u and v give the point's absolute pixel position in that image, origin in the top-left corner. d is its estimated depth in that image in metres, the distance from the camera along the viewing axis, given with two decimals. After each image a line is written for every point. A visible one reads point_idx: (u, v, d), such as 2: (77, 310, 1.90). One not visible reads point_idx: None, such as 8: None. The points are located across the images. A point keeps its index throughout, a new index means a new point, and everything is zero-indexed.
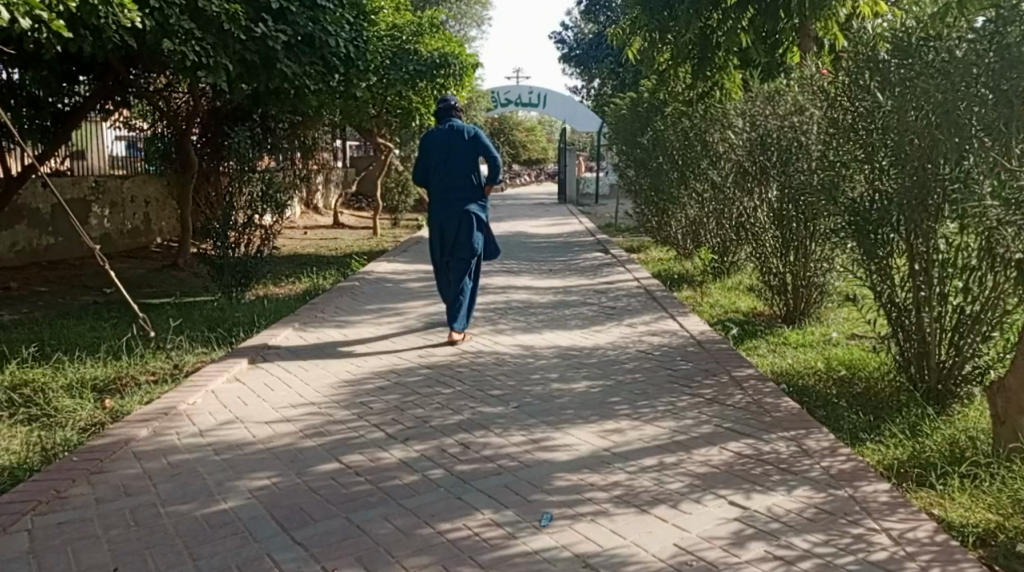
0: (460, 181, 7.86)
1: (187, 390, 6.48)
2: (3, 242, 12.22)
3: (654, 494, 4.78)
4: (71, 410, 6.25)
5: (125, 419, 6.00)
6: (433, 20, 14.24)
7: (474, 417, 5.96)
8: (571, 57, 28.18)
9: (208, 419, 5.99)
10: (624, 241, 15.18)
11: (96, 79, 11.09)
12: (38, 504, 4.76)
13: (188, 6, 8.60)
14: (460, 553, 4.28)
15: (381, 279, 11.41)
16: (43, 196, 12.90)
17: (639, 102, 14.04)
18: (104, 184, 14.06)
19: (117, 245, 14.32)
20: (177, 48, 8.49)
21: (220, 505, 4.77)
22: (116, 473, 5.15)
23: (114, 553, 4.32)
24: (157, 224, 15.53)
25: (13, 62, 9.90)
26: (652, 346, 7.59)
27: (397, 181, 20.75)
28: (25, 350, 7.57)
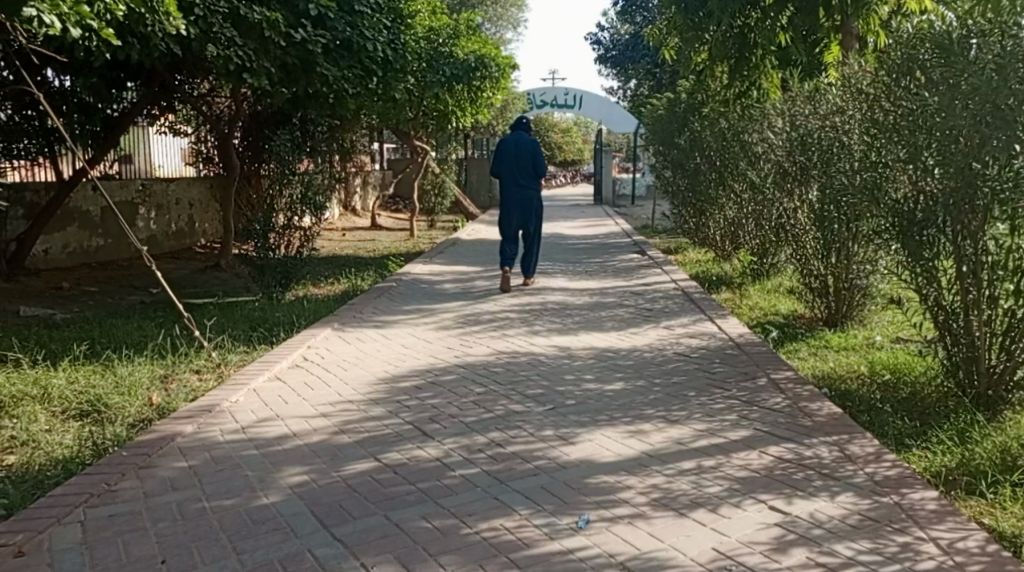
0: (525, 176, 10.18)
1: (231, 387, 6.53)
2: (56, 243, 12.41)
3: (692, 498, 4.73)
4: (119, 406, 6.32)
5: (173, 415, 6.06)
6: (468, 23, 14.20)
7: (510, 417, 5.94)
8: (606, 58, 28.30)
9: (249, 415, 6.03)
10: (661, 243, 15.10)
11: (143, 85, 11.27)
12: (91, 497, 4.82)
13: (229, 11, 8.62)
14: (497, 553, 4.26)
15: (416, 280, 11.42)
16: (93, 199, 13.06)
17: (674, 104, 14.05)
18: (151, 187, 14.23)
19: (163, 246, 14.49)
20: (221, 54, 8.64)
21: (262, 501, 4.79)
22: (163, 468, 5.19)
23: (162, 545, 4.37)
24: (201, 226, 15.69)
25: (66, 69, 10.27)
26: (691, 348, 7.54)
27: (432, 184, 20.73)
28: (76, 348, 7.67)
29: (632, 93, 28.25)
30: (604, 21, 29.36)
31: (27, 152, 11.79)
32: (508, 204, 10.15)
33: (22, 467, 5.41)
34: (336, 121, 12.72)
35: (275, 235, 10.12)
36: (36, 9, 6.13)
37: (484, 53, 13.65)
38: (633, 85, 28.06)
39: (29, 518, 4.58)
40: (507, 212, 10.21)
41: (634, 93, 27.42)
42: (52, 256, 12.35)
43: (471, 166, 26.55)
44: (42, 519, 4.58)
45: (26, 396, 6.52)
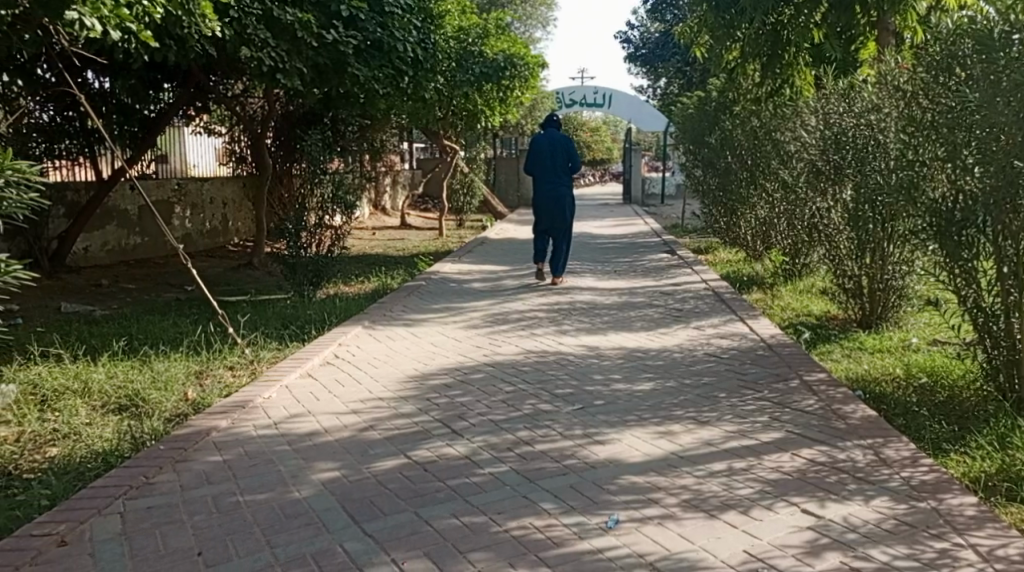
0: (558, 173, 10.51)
1: (264, 384, 6.56)
2: (95, 241, 12.53)
3: (723, 500, 4.69)
4: (157, 400, 6.35)
5: (208, 410, 6.10)
6: (497, 22, 14.18)
7: (539, 416, 5.91)
8: (636, 57, 28.25)
9: (281, 411, 6.05)
10: (691, 242, 15.01)
11: (179, 86, 11.41)
12: (130, 489, 4.86)
13: (263, 13, 8.68)
14: (527, 551, 4.25)
15: (445, 279, 11.42)
16: (131, 198, 13.18)
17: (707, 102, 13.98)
18: (187, 187, 14.34)
19: (197, 245, 14.61)
20: (254, 56, 8.67)
21: (294, 495, 4.81)
22: (199, 461, 5.23)
23: (198, 537, 4.39)
24: (234, 225, 15.80)
25: (106, 70, 10.42)
26: (722, 348, 7.48)
27: (461, 183, 20.73)
28: (114, 344, 7.73)
29: (663, 91, 28.12)
30: (634, 19, 29.28)
31: (69, 153, 12.11)
32: (544, 200, 10.43)
33: (62, 460, 5.48)
34: (367, 121, 12.74)
35: (306, 234, 10.15)
36: (78, 12, 6.39)
37: (513, 52, 13.66)
38: (663, 83, 27.97)
39: (70, 509, 4.64)
40: (541, 208, 10.52)
41: (664, 92, 27.30)
42: (91, 254, 12.48)
43: (500, 165, 26.55)
44: (84, 510, 4.63)
45: (67, 390, 6.60)
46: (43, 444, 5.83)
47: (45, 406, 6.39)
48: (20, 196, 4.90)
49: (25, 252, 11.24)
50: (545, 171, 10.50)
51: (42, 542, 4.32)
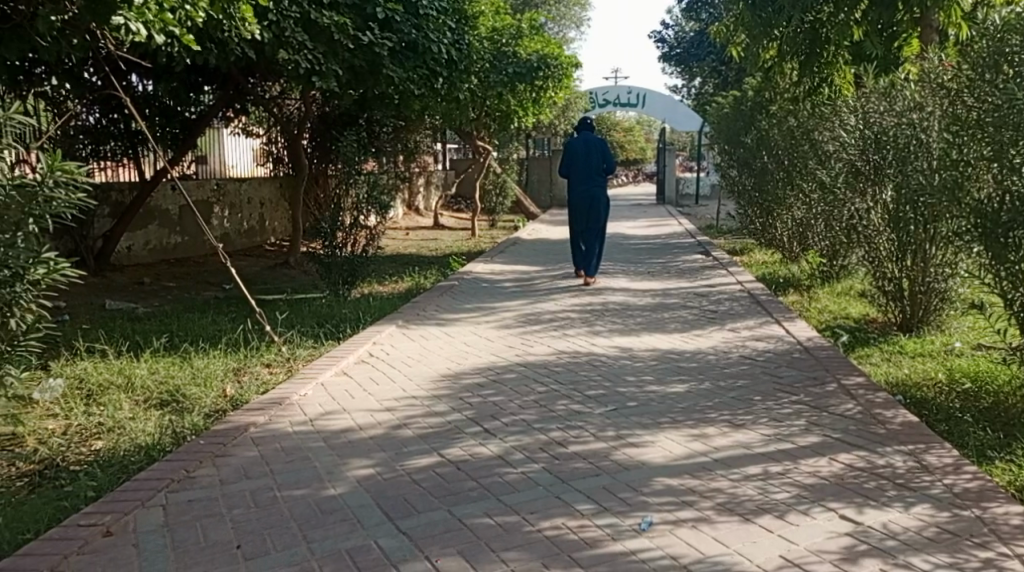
0: (593, 174, 10.67)
1: (300, 381, 6.58)
2: (138, 241, 12.65)
3: (758, 504, 4.61)
4: (196, 396, 6.39)
5: (246, 406, 6.12)
6: (531, 22, 14.15)
7: (571, 417, 5.86)
8: (670, 56, 28.15)
9: (316, 408, 6.07)
10: (726, 243, 14.88)
11: (219, 88, 11.54)
12: (172, 482, 4.95)
13: (300, 16, 8.68)
14: (560, 550, 4.21)
15: (477, 279, 11.40)
16: (172, 198, 13.29)
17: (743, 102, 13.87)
18: (226, 187, 14.44)
19: (235, 244, 14.71)
20: (291, 58, 8.68)
21: (330, 492, 4.83)
22: (237, 456, 5.29)
23: (237, 530, 4.45)
24: (271, 224, 15.89)
25: (150, 74, 10.69)
26: (757, 351, 7.39)
27: (494, 183, 20.71)
28: (155, 340, 7.80)
29: (697, 91, 27.95)
30: (669, 19, 29.16)
31: (114, 154, 12.31)
32: (578, 199, 10.62)
33: (108, 453, 5.50)
34: (401, 122, 12.76)
35: (341, 234, 10.15)
36: (123, 18, 6.69)
37: (547, 53, 13.65)
38: (697, 83, 27.81)
39: (115, 501, 4.71)
40: (576, 208, 10.68)
41: (699, 92, 27.12)
42: (135, 254, 12.59)
43: (533, 166, 26.53)
44: (128, 502, 4.71)
45: (111, 384, 6.68)
46: (88, 437, 5.88)
47: (90, 399, 6.46)
48: (67, 195, 5.30)
49: (71, 250, 11.39)
50: (580, 172, 10.68)
51: (89, 532, 4.39)
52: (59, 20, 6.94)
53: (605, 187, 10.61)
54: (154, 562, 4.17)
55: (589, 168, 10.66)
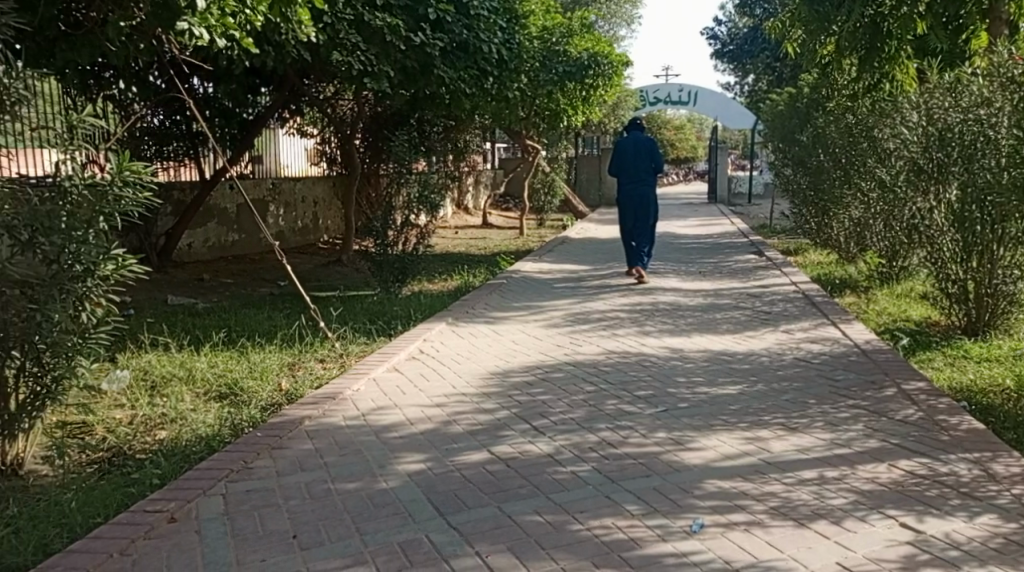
0: (643, 174, 10.61)
1: (352, 376, 6.57)
2: (197, 239, 12.80)
3: (813, 509, 4.48)
4: (254, 390, 6.41)
5: (302, 400, 6.12)
6: (582, 20, 14.06)
7: (621, 417, 5.77)
8: (724, 52, 27.85)
9: (368, 403, 6.04)
10: (780, 243, 14.64)
11: (276, 89, 11.68)
12: (231, 472, 4.98)
13: (355, 18, 8.84)
14: (610, 550, 4.14)
15: (527, 278, 11.34)
16: (230, 197, 13.41)
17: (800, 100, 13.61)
18: (281, 187, 14.62)
19: (288, 242, 14.82)
20: (345, 60, 8.74)
21: (382, 485, 4.82)
22: (293, 448, 5.30)
23: (294, 521, 4.47)
24: (324, 223, 15.97)
25: (210, 76, 10.94)
26: (813, 353, 7.23)
27: (543, 183, 20.61)
28: (214, 335, 7.85)
29: (751, 89, 27.58)
30: (722, 15, 28.83)
31: (177, 154, 12.35)
32: (626, 199, 10.58)
33: (171, 443, 5.60)
34: (452, 121, 12.72)
35: (393, 233, 10.14)
36: (188, 23, 7.00)
37: (598, 51, 13.55)
38: (752, 80, 27.46)
39: (178, 489, 4.77)
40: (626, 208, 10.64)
41: (753, 88, 26.75)
42: (195, 252, 12.74)
43: (583, 164, 26.41)
44: (191, 490, 4.77)
45: (174, 376, 6.74)
46: (153, 426, 5.95)
47: (154, 391, 6.53)
48: (136, 195, 5.32)
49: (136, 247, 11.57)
50: (630, 172, 10.63)
51: (154, 518, 4.47)
52: (128, 27, 7.00)
53: (655, 187, 10.54)
54: (215, 549, 4.23)
55: (638, 168, 10.60)
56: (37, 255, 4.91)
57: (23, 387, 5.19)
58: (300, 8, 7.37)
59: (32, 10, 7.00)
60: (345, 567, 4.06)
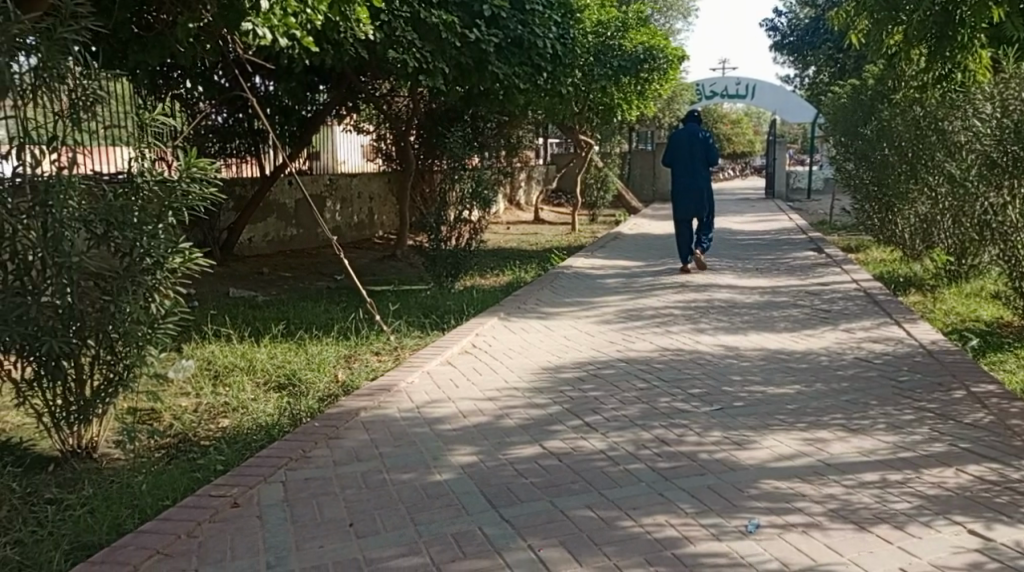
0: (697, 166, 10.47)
1: (405, 369, 6.51)
2: (258, 233, 12.89)
3: (875, 512, 4.30)
4: (311, 380, 6.39)
5: (357, 391, 6.07)
6: (638, 13, 13.84)
7: (675, 414, 5.62)
8: (784, 44, 27.40)
9: (422, 396, 5.97)
10: (841, 240, 14.31)
11: (334, 87, 11.72)
12: (290, 460, 4.93)
13: (411, 15, 8.77)
14: (664, 548, 4.01)
15: (579, 273, 11.21)
16: (289, 192, 13.47)
17: (864, 91, 13.26)
18: (337, 182, 14.69)
19: (344, 237, 14.87)
20: (400, 58, 8.70)
21: (435, 477, 4.73)
22: (350, 439, 5.24)
23: (351, 509, 4.41)
24: (379, 218, 15.98)
25: (272, 74, 10.98)
26: (875, 353, 7.00)
27: (596, 178, 20.42)
28: (273, 327, 7.85)
29: (812, 81, 27.02)
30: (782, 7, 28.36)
31: (239, 152, 12.37)
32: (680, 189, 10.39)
33: (233, 431, 5.60)
34: (506, 116, 12.60)
35: (446, 228, 10.11)
36: (252, 24, 6.97)
37: (653, 44, 13.36)
38: (812, 72, 26.96)
39: (240, 475, 4.75)
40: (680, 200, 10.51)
41: (814, 81, 26.18)
42: (255, 246, 12.83)
43: (637, 159, 26.20)
44: (252, 476, 4.74)
45: (236, 366, 6.74)
46: (216, 415, 5.96)
47: (216, 380, 6.55)
48: (203, 189, 5.41)
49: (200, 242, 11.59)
50: (685, 164, 10.49)
51: (219, 502, 4.45)
52: (196, 27, 6.98)
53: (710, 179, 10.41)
54: (275, 534, 4.19)
55: (693, 160, 10.47)
56: (111, 248, 4.96)
57: (97, 373, 5.17)
58: (358, 5, 7.32)
59: (107, 13, 7.17)
60: (399, 556, 3.99)
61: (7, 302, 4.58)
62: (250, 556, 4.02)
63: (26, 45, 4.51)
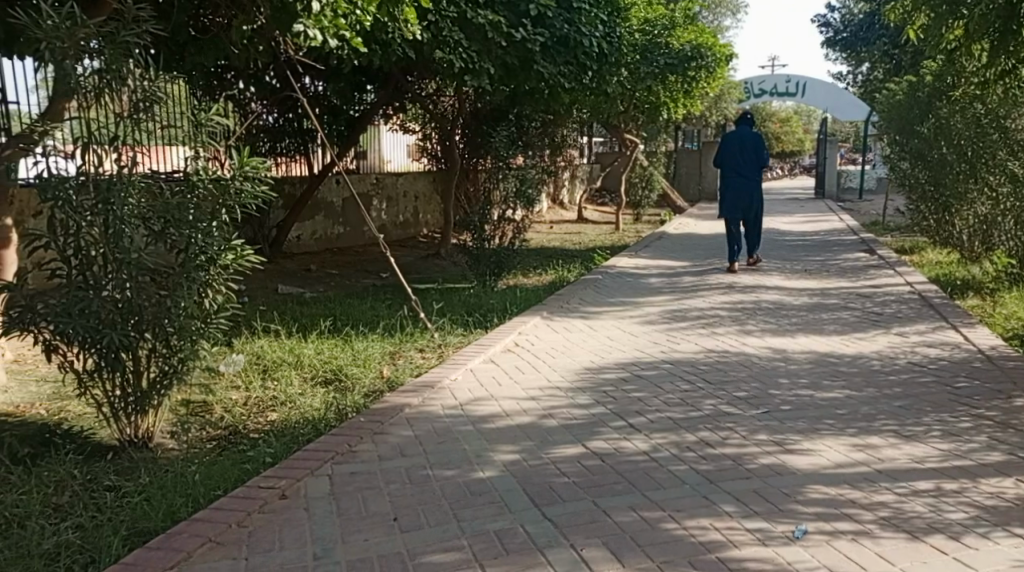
0: (749, 169, 10.43)
1: (450, 366, 6.57)
2: (305, 231, 13.05)
3: (928, 522, 4.27)
4: (357, 376, 6.47)
5: (402, 387, 6.14)
6: (686, 10, 13.77)
7: (720, 417, 5.61)
8: (837, 40, 27.09)
9: (466, 393, 6.03)
10: (895, 241, 14.13)
11: (381, 87, 11.82)
12: (337, 454, 5.01)
13: (458, 15, 8.79)
14: (708, 551, 4.02)
15: (624, 273, 11.20)
16: (336, 190, 13.62)
17: (923, 88, 13.04)
18: (383, 180, 14.82)
19: (389, 235, 14.99)
20: (446, 57, 8.74)
21: (479, 474, 4.78)
22: (395, 434, 5.31)
23: (395, 503, 4.47)
24: (425, 217, 16.08)
25: (321, 74, 11.12)
26: (929, 358, 6.92)
27: (641, 176, 20.35)
28: (320, 323, 7.95)
29: (865, 78, 26.58)
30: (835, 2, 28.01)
31: (288, 151, 12.55)
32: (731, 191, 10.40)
33: (281, 423, 5.71)
34: (551, 114, 12.61)
35: (490, 226, 10.19)
36: (303, 25, 6.99)
37: (701, 42, 13.31)
38: (867, 69, 26.59)
39: (288, 468, 4.83)
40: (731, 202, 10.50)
41: (867, 77, 25.75)
42: (303, 244, 13.00)
43: (682, 158, 26.06)
44: (299, 469, 4.82)
45: (284, 361, 6.84)
46: (265, 409, 6.06)
47: (266, 374, 6.66)
48: (254, 188, 5.45)
49: (251, 239, 11.79)
50: (736, 166, 10.45)
51: (267, 494, 4.54)
52: (251, 28, 7.18)
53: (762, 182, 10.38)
54: (321, 526, 4.27)
55: (745, 163, 10.42)
56: (167, 245, 5.10)
57: (153, 365, 5.25)
58: (407, 5, 7.37)
59: (164, 16, 7.34)
60: (443, 552, 4.04)
61: (70, 296, 4.86)
62: (297, 547, 4.10)
63: (89, 48, 4.85)
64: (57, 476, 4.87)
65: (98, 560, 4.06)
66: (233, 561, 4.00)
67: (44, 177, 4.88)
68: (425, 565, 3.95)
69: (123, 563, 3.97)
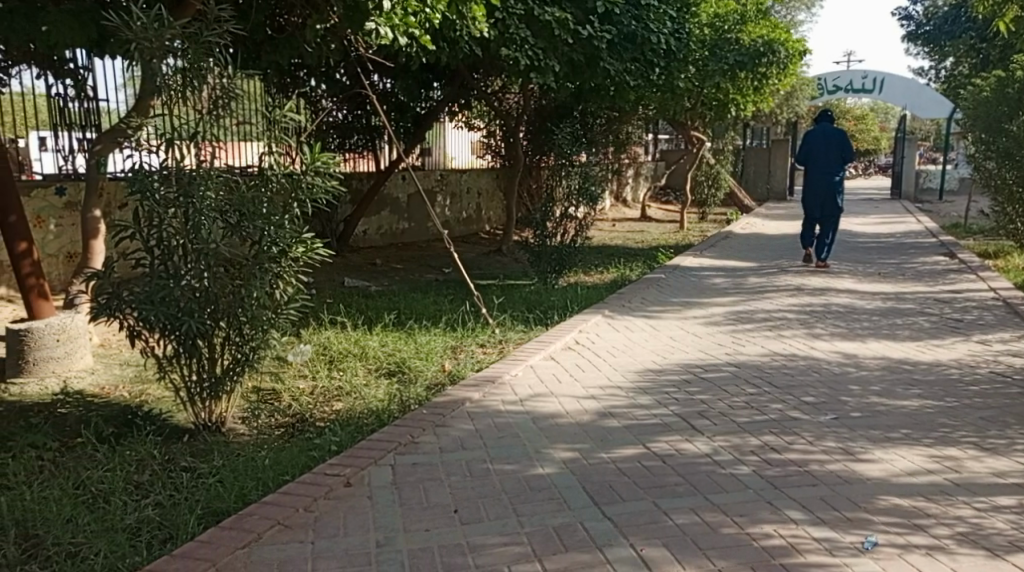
0: (831, 164, 10.44)
1: (511, 362, 6.66)
2: (372, 226, 13.26)
3: (1010, 539, 4.22)
4: (419, 369, 6.59)
5: (464, 381, 6.24)
6: (758, 6, 13.68)
7: (786, 422, 5.60)
8: (922, 35, 26.52)
9: (525, 389, 6.12)
10: (977, 244, 13.83)
11: (447, 84, 11.94)
12: (399, 445, 5.12)
13: (525, 12, 8.84)
14: (772, 558, 4.04)
15: (688, 272, 11.17)
16: (402, 186, 13.81)
17: (1013, 84, 12.71)
18: (448, 177, 14.98)
19: (453, 231, 15.15)
20: (513, 54, 8.80)
21: (538, 470, 4.86)
22: (457, 428, 5.40)
23: (455, 495, 4.57)
24: (487, 214, 16.21)
25: (388, 72, 11.31)
26: (1012, 368, 6.80)
27: (708, 174, 20.22)
28: (385, 316, 8.09)
29: (949, 74, 25.97)
30: None
31: (357, 147, 12.77)
32: (817, 186, 10.39)
33: (346, 413, 5.85)
34: (616, 111, 12.61)
35: (552, 223, 10.28)
36: (375, 23, 7.17)
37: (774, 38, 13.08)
38: (951, 65, 25.97)
39: (352, 457, 4.95)
40: (813, 196, 10.50)
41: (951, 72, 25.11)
42: (369, 238, 13.22)
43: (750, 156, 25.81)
44: (362, 458, 4.94)
45: (350, 353, 6.99)
46: (331, 398, 6.21)
47: (332, 364, 6.82)
48: (326, 183, 5.64)
49: (319, 232, 12.07)
50: (819, 161, 10.46)
51: (332, 481, 4.66)
52: (325, 28, 7.37)
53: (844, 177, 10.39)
54: (383, 514, 4.38)
55: (828, 158, 10.43)
56: (241, 237, 5.24)
57: (226, 353, 5.42)
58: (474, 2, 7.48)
59: (242, 14, 7.56)
60: (502, 545, 4.13)
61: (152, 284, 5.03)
62: (361, 534, 4.21)
63: (173, 47, 5.08)
64: (138, 455, 5.10)
65: (176, 536, 4.24)
66: (300, 543, 4.13)
67: (132, 171, 5.06)
68: (486, 557, 4.04)
69: (198, 541, 4.13)
